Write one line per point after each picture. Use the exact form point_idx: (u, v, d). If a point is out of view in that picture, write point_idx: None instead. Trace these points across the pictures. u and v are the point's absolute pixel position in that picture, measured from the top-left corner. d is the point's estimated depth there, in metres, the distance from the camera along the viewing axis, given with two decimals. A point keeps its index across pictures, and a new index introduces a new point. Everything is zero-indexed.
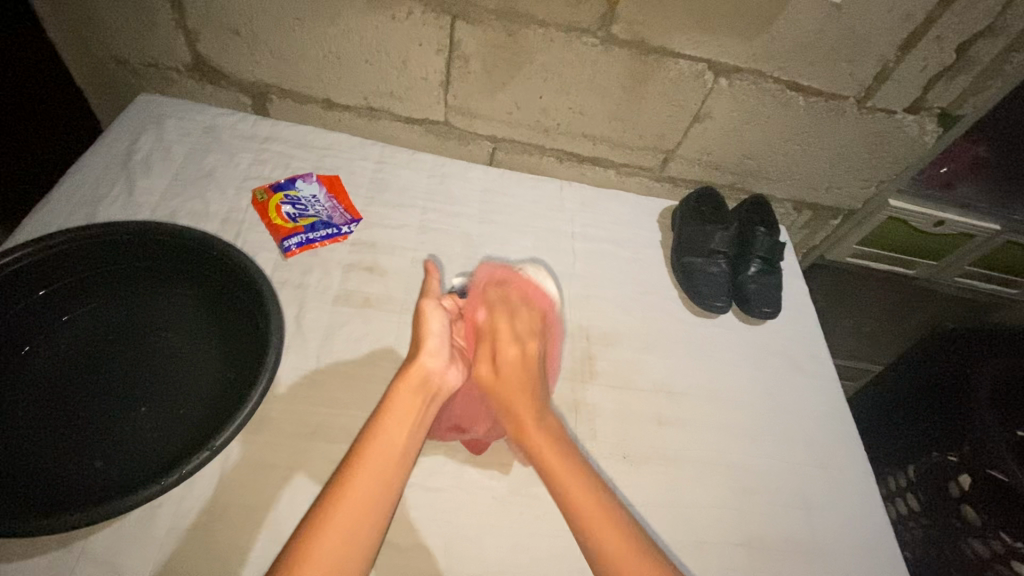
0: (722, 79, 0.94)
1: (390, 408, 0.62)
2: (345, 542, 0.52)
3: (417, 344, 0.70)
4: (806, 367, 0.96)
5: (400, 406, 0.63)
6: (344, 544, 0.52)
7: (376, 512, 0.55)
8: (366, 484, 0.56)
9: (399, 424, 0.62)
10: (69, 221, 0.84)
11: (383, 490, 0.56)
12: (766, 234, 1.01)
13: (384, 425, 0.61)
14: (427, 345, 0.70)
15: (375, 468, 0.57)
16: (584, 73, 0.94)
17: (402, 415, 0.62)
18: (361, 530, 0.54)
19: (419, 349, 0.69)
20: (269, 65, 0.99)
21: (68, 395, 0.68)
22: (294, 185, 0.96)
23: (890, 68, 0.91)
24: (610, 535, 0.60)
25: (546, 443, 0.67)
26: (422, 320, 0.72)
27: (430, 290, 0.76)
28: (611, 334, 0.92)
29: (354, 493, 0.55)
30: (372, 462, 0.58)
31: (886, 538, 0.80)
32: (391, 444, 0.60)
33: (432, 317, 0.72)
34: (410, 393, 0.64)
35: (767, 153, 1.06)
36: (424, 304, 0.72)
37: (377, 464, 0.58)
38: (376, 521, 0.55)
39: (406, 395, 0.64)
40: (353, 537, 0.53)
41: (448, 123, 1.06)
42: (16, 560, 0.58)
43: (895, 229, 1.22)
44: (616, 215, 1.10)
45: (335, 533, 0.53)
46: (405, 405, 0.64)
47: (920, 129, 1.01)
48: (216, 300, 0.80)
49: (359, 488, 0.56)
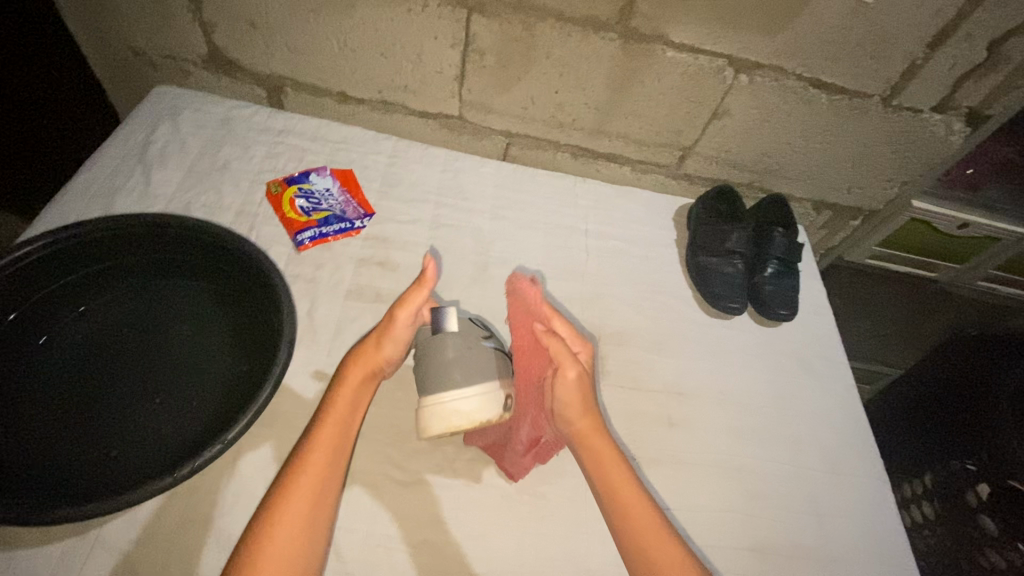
0: (742, 75, 0.91)
1: (337, 398, 0.65)
2: (300, 526, 0.56)
3: (377, 343, 0.69)
4: (821, 371, 0.94)
5: (347, 396, 0.66)
6: (299, 532, 0.56)
7: (326, 496, 0.59)
8: (318, 472, 0.59)
9: (348, 411, 0.64)
10: (86, 212, 0.85)
11: (333, 475, 0.60)
12: (783, 236, 1.00)
13: (333, 413, 0.64)
14: (387, 352, 0.69)
15: (326, 454, 0.61)
16: (601, 68, 0.92)
17: (348, 403, 0.65)
18: (315, 515, 0.58)
19: (380, 348, 0.69)
20: (284, 58, 0.98)
21: (80, 385, 0.68)
22: (308, 179, 0.96)
23: (918, 65, 0.88)
24: (663, 547, 0.61)
25: (604, 449, 0.68)
26: (390, 327, 0.68)
27: (411, 299, 0.67)
28: (623, 334, 0.91)
29: (307, 480, 0.59)
30: (322, 450, 0.61)
31: (898, 547, 0.78)
32: (341, 431, 0.63)
33: (403, 329, 0.69)
34: (359, 385, 0.67)
35: (787, 151, 1.04)
36: (397, 313, 0.67)
37: (328, 451, 0.61)
38: (329, 504, 0.59)
39: (355, 384, 0.67)
40: (310, 520, 0.57)
41: (462, 118, 1.05)
42: (33, 545, 0.59)
43: (918, 231, 1.19)
44: (630, 213, 1.08)
45: (294, 516, 0.56)
46: (353, 393, 0.66)
47: (947, 128, 0.98)
48: (227, 293, 0.80)
49: (311, 475, 0.59)
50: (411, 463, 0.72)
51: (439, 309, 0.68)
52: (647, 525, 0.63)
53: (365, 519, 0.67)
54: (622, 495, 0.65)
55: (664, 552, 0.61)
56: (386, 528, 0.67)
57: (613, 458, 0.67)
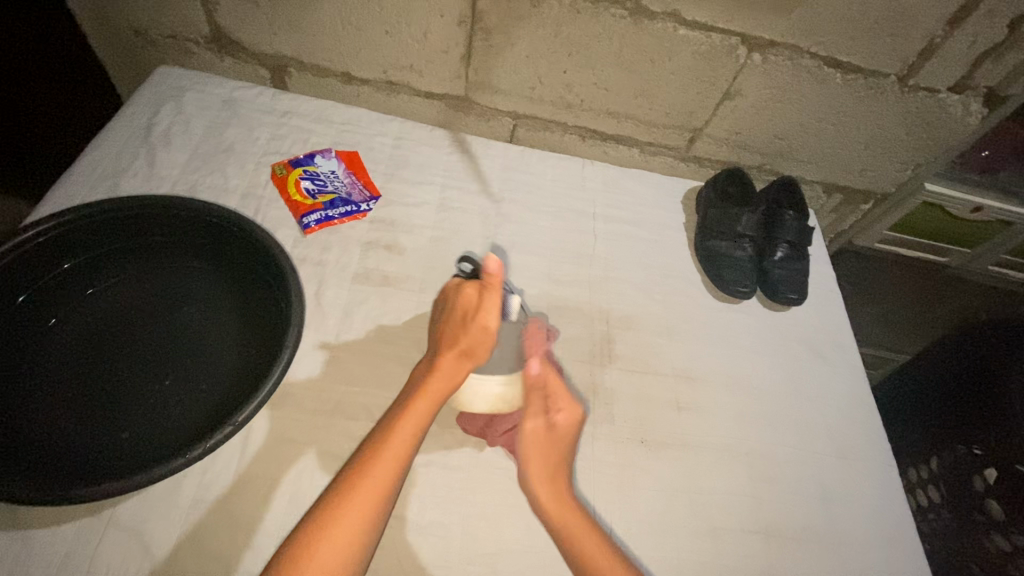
0: (755, 54, 0.89)
1: (411, 409, 0.63)
2: (352, 537, 0.55)
3: (466, 353, 0.65)
4: (831, 356, 0.94)
5: (425, 403, 0.63)
6: (353, 535, 0.55)
7: (384, 503, 0.58)
8: (377, 484, 0.58)
9: (416, 425, 0.62)
10: (92, 194, 0.85)
11: (395, 482, 0.59)
12: (794, 218, 0.99)
13: (401, 425, 0.61)
14: (477, 360, 0.64)
15: (392, 460, 0.59)
16: (610, 47, 0.90)
17: (424, 411, 0.63)
18: (371, 522, 0.56)
19: (470, 357, 0.64)
20: (287, 37, 0.97)
21: (94, 368, 0.68)
22: (313, 161, 0.95)
23: (936, 43, 0.86)
24: None
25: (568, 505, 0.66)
26: (479, 337, 0.64)
27: (495, 301, 0.65)
28: (631, 318, 0.91)
29: (365, 490, 0.57)
30: (384, 462, 0.59)
31: (906, 531, 0.79)
32: (412, 438, 0.61)
33: (490, 338, 0.64)
34: (439, 392, 0.63)
35: (799, 133, 1.02)
36: (491, 324, 0.64)
37: (390, 464, 0.59)
38: (386, 512, 0.58)
39: (428, 397, 0.63)
40: (362, 532, 0.56)
41: (468, 99, 1.03)
42: (49, 524, 0.60)
43: (930, 215, 1.18)
44: (639, 197, 1.07)
45: (352, 519, 0.56)
46: (425, 404, 0.63)
47: (965, 109, 0.95)
48: (236, 273, 0.80)
49: (378, 478, 0.58)
50: (420, 445, 0.72)
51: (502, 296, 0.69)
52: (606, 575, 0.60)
53: None
54: (593, 555, 0.62)
55: None
56: (396, 509, 0.68)
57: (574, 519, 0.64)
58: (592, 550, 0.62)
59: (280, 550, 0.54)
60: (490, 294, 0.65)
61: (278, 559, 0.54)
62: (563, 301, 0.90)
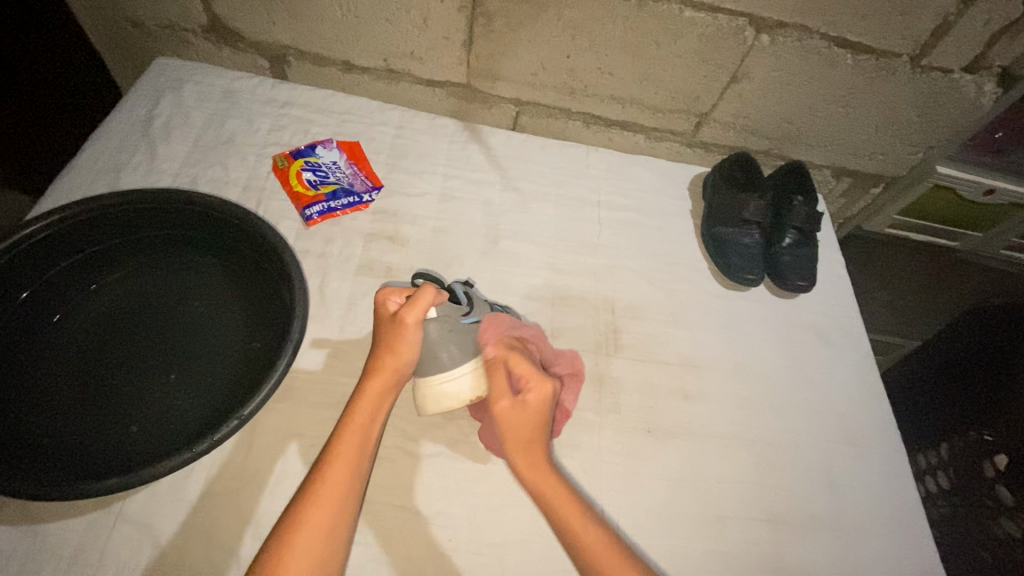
0: (763, 35, 0.87)
1: (356, 411, 0.64)
2: (320, 539, 0.55)
3: (391, 351, 0.66)
4: (840, 343, 0.93)
5: (369, 403, 0.64)
6: (321, 537, 0.55)
7: (347, 502, 0.59)
8: (336, 488, 0.58)
9: (369, 419, 0.63)
10: (93, 188, 0.84)
11: (355, 479, 0.60)
12: (803, 204, 0.97)
13: (354, 421, 0.63)
14: (403, 357, 0.66)
15: (347, 460, 0.60)
16: (614, 31, 0.88)
17: (371, 410, 0.64)
18: (336, 522, 0.57)
19: (395, 355, 0.66)
20: (285, 25, 0.95)
21: (92, 365, 0.68)
22: (314, 152, 0.94)
23: (950, 21, 0.84)
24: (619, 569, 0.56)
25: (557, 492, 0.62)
26: (400, 334, 0.65)
27: (415, 304, 0.65)
28: (637, 306, 0.90)
29: (330, 486, 0.58)
30: (343, 455, 0.60)
31: (916, 519, 0.78)
32: (363, 436, 0.62)
33: (413, 335, 0.65)
34: (379, 391, 0.65)
35: (808, 117, 1.00)
36: (408, 320, 0.65)
37: (351, 457, 0.60)
38: (350, 511, 0.59)
39: (375, 392, 0.65)
40: (329, 534, 0.56)
41: (470, 86, 1.02)
42: (58, 518, 0.60)
43: (940, 198, 1.15)
44: (645, 183, 1.06)
45: (317, 522, 0.56)
46: (374, 399, 0.65)
47: (978, 90, 0.93)
48: (237, 269, 0.79)
49: (335, 478, 0.59)
50: (425, 437, 0.72)
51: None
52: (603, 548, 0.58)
53: (381, 492, 0.68)
54: (580, 535, 0.59)
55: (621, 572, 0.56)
56: (403, 500, 0.68)
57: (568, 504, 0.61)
58: (586, 534, 0.59)
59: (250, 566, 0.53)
60: (413, 303, 0.65)
61: (252, 565, 0.53)
62: (568, 290, 0.89)
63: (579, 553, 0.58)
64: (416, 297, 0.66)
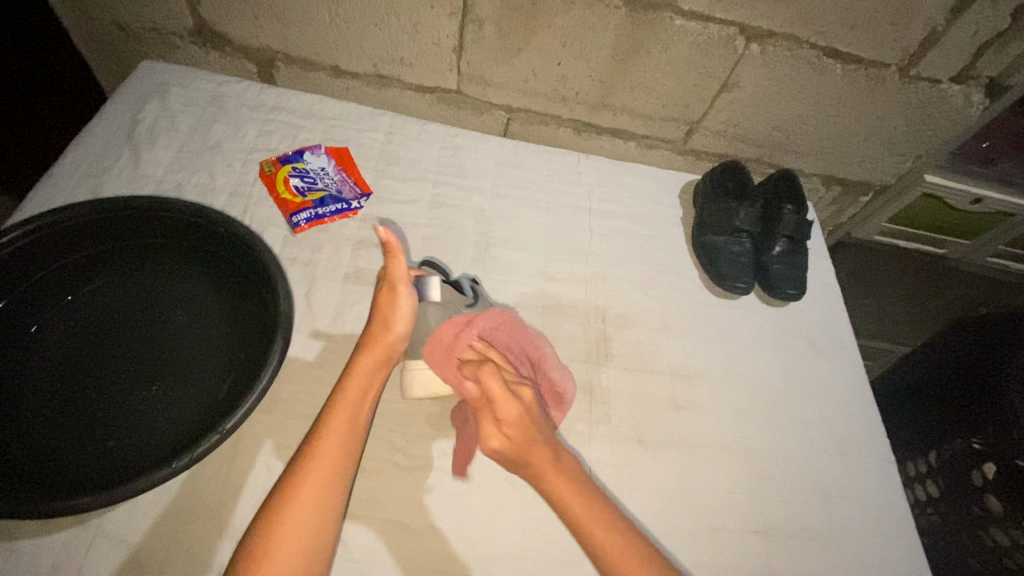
0: (753, 44, 0.87)
1: (348, 385, 0.64)
2: (311, 515, 0.55)
3: (385, 324, 0.68)
4: (830, 351, 0.93)
5: (361, 377, 0.65)
6: (312, 514, 0.55)
7: (339, 478, 0.58)
8: (328, 463, 0.58)
9: (359, 398, 0.63)
10: (74, 195, 0.82)
11: (347, 457, 0.59)
12: (793, 212, 0.96)
13: (345, 398, 0.63)
14: (395, 328, 0.68)
15: (339, 434, 0.60)
16: (606, 39, 0.88)
17: (365, 384, 0.64)
18: (328, 499, 0.57)
19: (388, 328, 0.68)
20: (273, 29, 0.94)
21: (72, 374, 0.67)
22: (302, 158, 0.92)
23: (938, 32, 0.84)
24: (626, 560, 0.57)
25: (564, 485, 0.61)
26: (393, 304, 0.68)
27: (394, 271, 0.68)
28: (629, 315, 0.90)
29: (321, 462, 0.58)
30: (334, 435, 0.60)
31: (905, 530, 0.78)
32: (355, 411, 0.62)
33: (404, 304, 0.68)
34: (372, 366, 0.66)
35: (798, 126, 1.00)
36: (400, 286, 0.68)
37: (341, 438, 0.60)
38: (342, 489, 0.58)
39: (368, 366, 0.66)
40: (320, 514, 0.55)
41: (460, 92, 1.01)
42: (33, 536, 0.58)
43: (929, 206, 1.16)
44: (637, 191, 1.06)
45: (309, 498, 0.55)
46: (364, 378, 0.65)
47: (966, 100, 0.94)
48: (223, 276, 0.78)
49: (327, 454, 0.58)
50: (414, 449, 0.71)
51: (421, 278, 0.72)
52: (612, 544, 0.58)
53: (368, 505, 0.67)
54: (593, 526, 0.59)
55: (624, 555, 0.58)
56: (390, 513, 0.67)
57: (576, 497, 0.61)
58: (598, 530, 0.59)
59: (235, 551, 0.53)
60: (389, 270, 0.68)
61: (238, 552, 0.52)
62: (558, 299, 0.88)
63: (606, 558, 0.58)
64: (387, 263, 0.68)
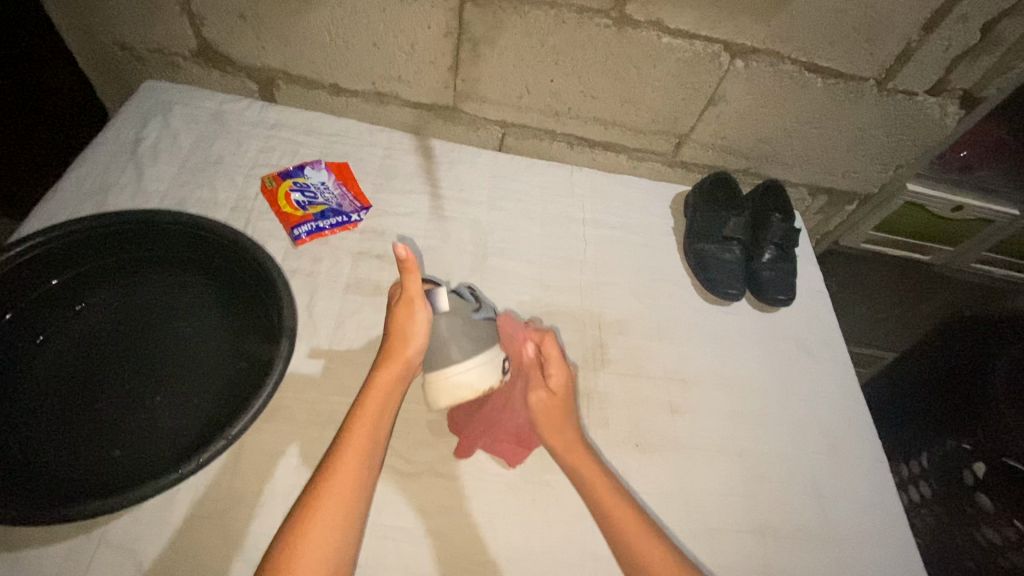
0: (738, 60, 0.91)
1: (367, 402, 0.64)
2: (333, 531, 0.56)
3: (402, 340, 0.67)
4: (821, 355, 0.95)
5: (379, 393, 0.65)
6: (333, 529, 0.56)
7: (359, 494, 0.59)
8: (348, 479, 0.59)
9: (377, 414, 0.64)
10: (80, 210, 0.84)
11: (366, 472, 0.60)
12: (782, 221, 0.99)
13: (364, 415, 0.63)
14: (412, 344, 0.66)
15: (358, 451, 0.61)
16: (596, 55, 0.92)
17: (382, 401, 0.65)
18: (349, 513, 0.57)
19: (404, 344, 0.67)
20: (274, 50, 0.97)
21: (79, 384, 0.68)
22: (303, 173, 0.95)
23: (912, 47, 0.88)
24: (650, 553, 0.60)
25: (592, 474, 0.66)
26: (410, 318, 0.67)
27: (410, 286, 0.67)
28: (624, 321, 0.92)
29: (342, 478, 0.58)
30: (354, 452, 0.60)
31: (899, 529, 0.79)
32: (374, 427, 0.63)
33: (420, 319, 0.67)
34: (389, 382, 0.66)
35: (783, 138, 1.04)
36: (417, 301, 0.67)
37: (359, 453, 0.61)
38: (361, 503, 0.59)
39: (385, 382, 0.66)
40: (340, 528, 0.56)
41: (456, 109, 1.04)
42: (35, 546, 0.59)
43: (912, 213, 1.20)
44: (629, 202, 1.09)
45: (329, 514, 0.56)
46: (382, 394, 0.65)
47: (942, 111, 0.98)
48: (226, 286, 0.79)
49: (347, 470, 0.59)
50: (415, 454, 0.72)
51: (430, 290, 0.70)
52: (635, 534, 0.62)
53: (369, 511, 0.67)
54: (614, 510, 0.63)
55: (647, 548, 0.61)
56: (392, 519, 0.67)
57: (606, 489, 0.65)
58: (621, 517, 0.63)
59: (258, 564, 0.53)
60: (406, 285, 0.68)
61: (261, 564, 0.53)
62: (555, 307, 0.90)
63: (626, 548, 0.61)
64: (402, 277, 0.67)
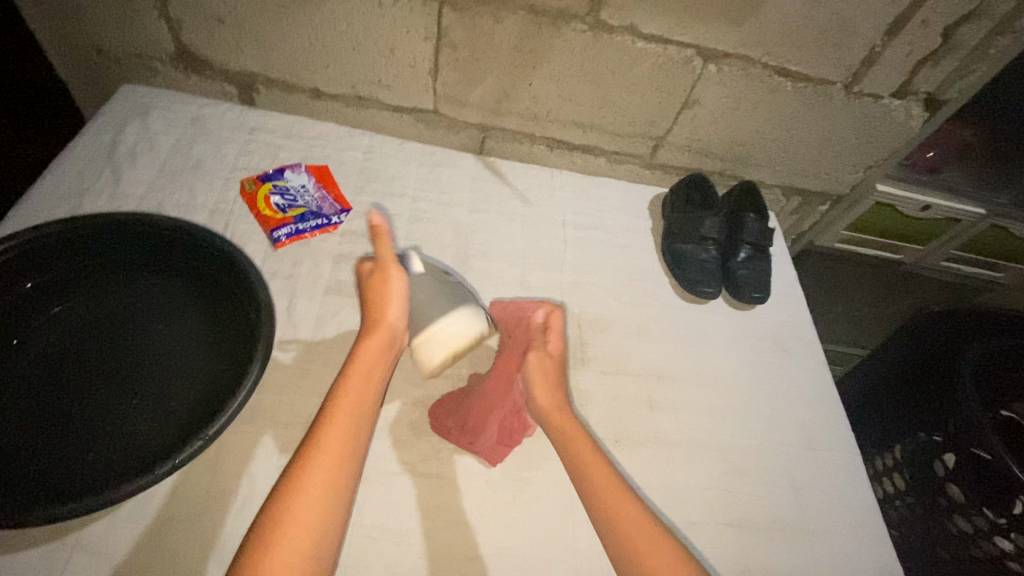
0: (710, 64, 0.93)
1: (355, 368, 0.62)
2: (321, 499, 0.53)
3: (382, 307, 0.67)
4: (796, 351, 0.97)
5: (367, 359, 0.63)
6: (321, 498, 0.53)
7: (348, 462, 0.57)
8: (336, 447, 0.56)
9: (365, 382, 0.62)
10: (55, 213, 0.83)
11: (355, 440, 0.58)
12: (755, 221, 1.02)
13: (350, 382, 0.61)
14: (392, 310, 0.67)
15: (346, 420, 0.59)
16: (573, 60, 0.93)
17: (369, 367, 0.63)
18: (338, 482, 0.55)
19: (385, 311, 0.67)
20: (254, 54, 0.97)
21: (56, 386, 0.67)
22: (283, 176, 0.95)
23: (877, 52, 0.91)
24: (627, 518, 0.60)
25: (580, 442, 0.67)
26: (386, 283, 0.68)
27: (383, 252, 0.69)
28: (604, 321, 0.93)
29: (329, 446, 0.56)
30: (341, 421, 0.58)
31: (872, 518, 0.81)
32: (361, 395, 0.61)
33: (397, 283, 0.68)
34: (376, 348, 0.64)
35: (756, 140, 1.07)
36: (391, 267, 0.68)
37: (346, 422, 0.59)
38: (351, 471, 0.57)
39: (372, 349, 0.64)
40: (330, 497, 0.54)
41: (436, 112, 1.05)
42: (7, 552, 0.58)
43: (883, 214, 1.23)
44: (609, 204, 1.10)
45: (316, 483, 0.54)
46: (369, 361, 0.63)
47: (907, 114, 1.01)
48: (205, 288, 0.79)
49: (335, 438, 0.57)
50: (395, 454, 0.72)
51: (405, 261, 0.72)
52: (613, 502, 0.61)
53: None
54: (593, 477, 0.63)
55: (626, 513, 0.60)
56: (373, 518, 0.67)
57: (589, 455, 0.65)
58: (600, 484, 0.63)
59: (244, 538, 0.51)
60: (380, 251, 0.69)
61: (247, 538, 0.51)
62: None
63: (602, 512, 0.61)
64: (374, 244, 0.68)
